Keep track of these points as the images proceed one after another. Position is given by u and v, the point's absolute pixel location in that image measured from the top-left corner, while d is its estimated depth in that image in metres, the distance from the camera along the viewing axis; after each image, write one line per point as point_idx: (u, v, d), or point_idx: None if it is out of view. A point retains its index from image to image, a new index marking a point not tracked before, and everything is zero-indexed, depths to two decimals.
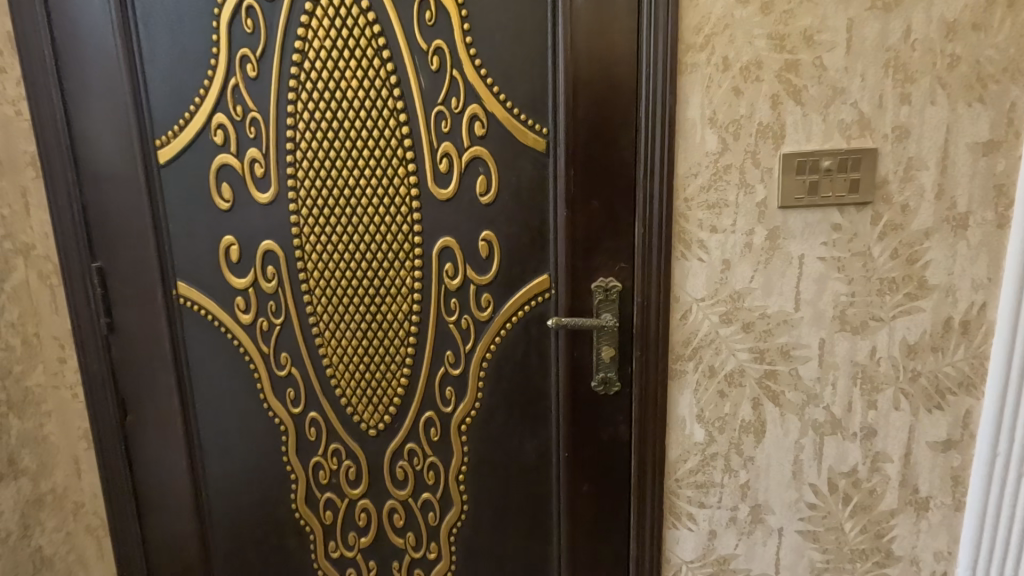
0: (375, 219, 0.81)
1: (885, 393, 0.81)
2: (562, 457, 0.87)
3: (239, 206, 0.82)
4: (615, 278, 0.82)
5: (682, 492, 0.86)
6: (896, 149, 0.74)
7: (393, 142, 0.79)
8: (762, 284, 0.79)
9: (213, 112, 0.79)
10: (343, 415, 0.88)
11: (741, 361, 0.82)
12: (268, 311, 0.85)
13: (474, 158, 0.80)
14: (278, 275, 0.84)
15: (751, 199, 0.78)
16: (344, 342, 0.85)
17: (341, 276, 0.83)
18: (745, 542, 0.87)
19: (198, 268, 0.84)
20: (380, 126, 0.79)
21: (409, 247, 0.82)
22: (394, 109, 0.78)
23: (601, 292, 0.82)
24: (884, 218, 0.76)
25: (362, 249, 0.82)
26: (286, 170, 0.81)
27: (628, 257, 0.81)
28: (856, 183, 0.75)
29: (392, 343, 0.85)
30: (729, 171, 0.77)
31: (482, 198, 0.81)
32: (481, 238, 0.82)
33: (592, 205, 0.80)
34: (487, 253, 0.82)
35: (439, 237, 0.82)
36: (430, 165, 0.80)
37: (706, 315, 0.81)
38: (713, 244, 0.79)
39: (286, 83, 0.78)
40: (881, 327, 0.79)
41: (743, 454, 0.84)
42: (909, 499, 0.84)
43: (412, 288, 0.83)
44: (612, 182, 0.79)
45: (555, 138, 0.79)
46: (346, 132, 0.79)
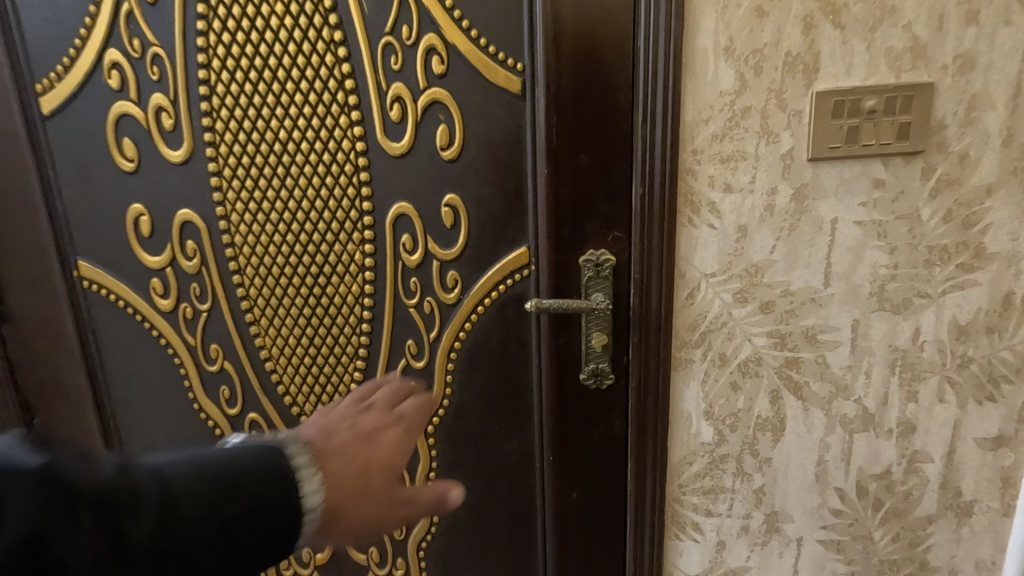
0: (314, 182, 0.66)
1: (927, 382, 0.68)
2: (547, 462, 0.74)
3: (147, 167, 0.67)
4: (608, 250, 0.68)
5: (687, 499, 0.74)
6: (956, 84, 0.60)
7: (332, 83, 0.64)
8: (786, 255, 0.66)
9: (105, 48, 0.64)
10: (288, 416, 0.74)
11: (758, 348, 0.68)
12: (191, 294, 0.71)
13: (433, 102, 0.64)
14: (200, 252, 0.69)
15: (774, 150, 0.63)
16: (284, 331, 0.71)
17: (275, 253, 0.69)
18: (759, 554, 0.76)
19: (105, 243, 0.70)
20: (314, 62, 0.63)
21: (357, 215, 0.67)
22: (331, 41, 0.63)
23: (592, 268, 0.68)
24: (938, 172, 0.62)
25: (300, 219, 0.67)
26: (199, 121, 0.65)
27: (623, 223, 0.67)
28: (906, 128, 0.61)
29: (342, 331, 0.71)
30: (748, 115, 0.62)
31: (444, 153, 0.66)
32: (444, 203, 0.67)
33: (579, 161, 0.65)
34: (451, 221, 0.68)
35: (393, 202, 0.67)
36: (379, 113, 0.64)
37: (718, 293, 0.67)
38: (726, 207, 0.65)
39: (193, 9, 0.62)
40: (928, 306, 0.66)
41: (758, 456, 0.72)
42: (949, 503, 0.72)
43: (363, 265, 0.69)
44: (604, 131, 0.64)
45: (533, 76, 0.63)
46: (272, 72, 0.63)
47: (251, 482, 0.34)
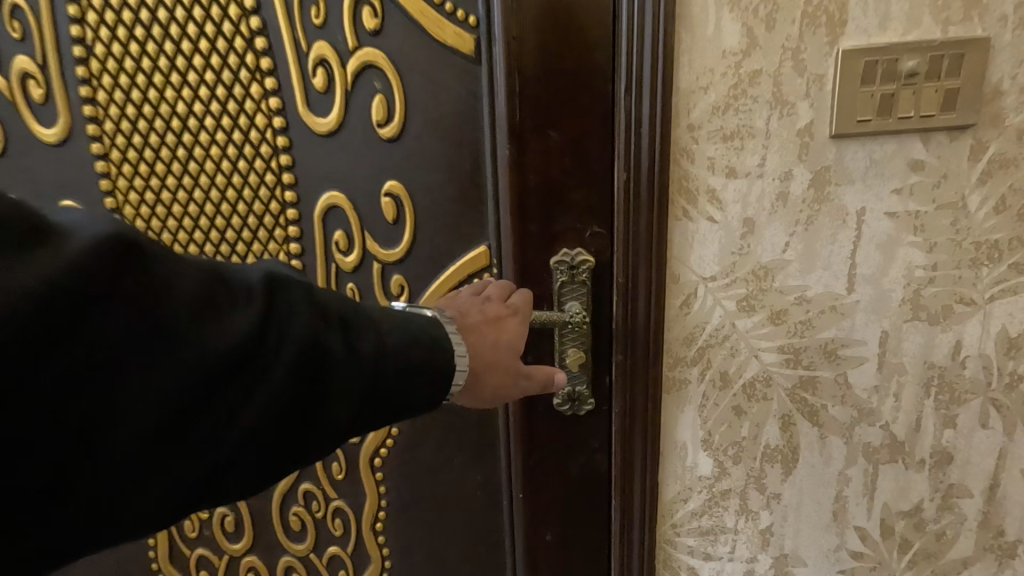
0: (226, 165, 0.57)
1: (968, 405, 0.57)
2: (517, 499, 0.62)
3: (39, 145, 0.58)
4: (585, 249, 0.56)
5: (681, 541, 0.63)
6: (1018, 40, 0.48)
7: (242, 45, 0.53)
8: (802, 254, 0.54)
9: None
10: None
11: (766, 365, 0.57)
12: None
13: (365, 66, 0.53)
14: None
15: (790, 124, 0.51)
16: None
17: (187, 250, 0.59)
18: None
19: None
20: (219, 20, 0.53)
21: (276, 206, 0.58)
22: None
23: (566, 271, 0.56)
24: (990, 151, 0.50)
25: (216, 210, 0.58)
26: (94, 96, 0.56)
27: (603, 216, 0.55)
28: (953, 96, 0.49)
29: None
30: (756, 81, 0.50)
31: (382, 131, 0.54)
32: (384, 192, 0.56)
33: (548, 139, 0.53)
34: (393, 215, 0.57)
35: (322, 190, 0.57)
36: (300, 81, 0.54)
37: (718, 300, 0.55)
38: (729, 196, 0.53)
39: None
40: (972, 315, 0.54)
41: (765, 491, 0.61)
42: (990, 545, 0.61)
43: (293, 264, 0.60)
44: (577, 102, 0.52)
45: (487, 33, 0.51)
46: (172, 32, 0.53)
47: (423, 336, 0.41)
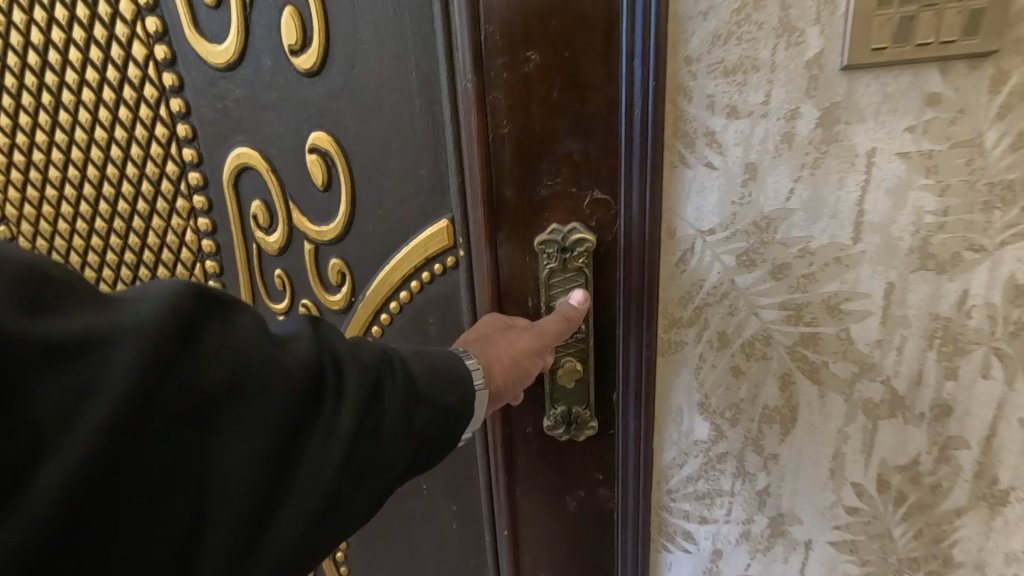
0: (142, 120, 0.74)
1: (970, 355, 0.55)
2: (503, 535, 0.67)
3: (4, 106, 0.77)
4: (578, 224, 0.53)
5: (676, 505, 0.61)
6: None
7: (138, 14, 0.69)
8: (807, 202, 0.49)
9: None
10: None
11: (766, 323, 0.53)
12: (57, 221, 0.82)
13: None
14: (59, 184, 0.80)
15: (797, 54, 0.45)
16: (133, 259, 0.81)
17: (129, 203, 0.78)
18: (761, 560, 0.64)
19: None
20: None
21: (182, 151, 0.74)
22: None
23: (557, 257, 0.54)
24: (1013, 81, 0.46)
25: (136, 160, 0.76)
26: (44, 71, 0.74)
27: (600, 175, 0.51)
28: (977, 18, 0.43)
29: (185, 263, 0.81)
30: (762, 4, 0.44)
31: (303, 58, 0.61)
32: (309, 150, 0.66)
33: (527, 64, 0.49)
34: (324, 182, 0.67)
35: (238, 144, 0.71)
36: (197, 21, 0.66)
37: (716, 255, 0.51)
38: (730, 138, 0.48)
39: None
40: (981, 262, 0.51)
41: (763, 452, 0.58)
42: (983, 494, 0.61)
43: (200, 211, 0.77)
44: (559, 14, 0.47)
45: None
46: (89, 13, 0.70)
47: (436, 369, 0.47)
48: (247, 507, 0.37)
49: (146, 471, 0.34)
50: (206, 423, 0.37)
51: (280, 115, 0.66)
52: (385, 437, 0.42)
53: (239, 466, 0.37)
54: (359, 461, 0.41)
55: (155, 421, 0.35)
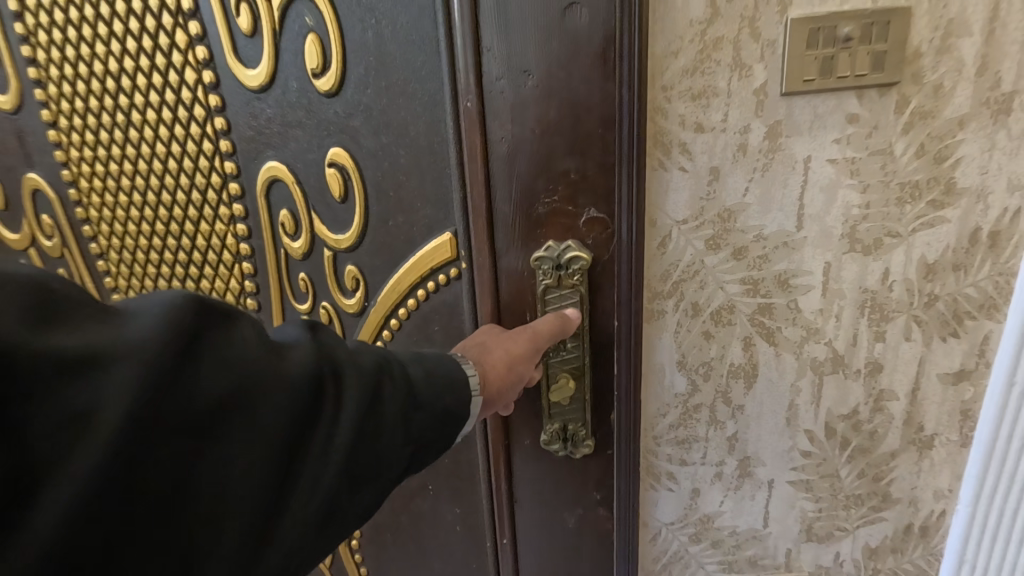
0: (189, 138, 0.82)
1: (895, 321, 0.68)
2: (504, 543, 0.81)
3: (77, 126, 0.89)
4: (570, 244, 0.66)
5: (661, 450, 0.74)
6: (934, 8, 0.57)
7: (186, 42, 0.76)
8: (759, 198, 0.63)
9: (34, 30, 0.85)
10: None
11: (730, 295, 0.67)
12: (119, 228, 0.94)
13: (288, 17, 0.70)
14: (120, 194, 0.91)
15: (747, 84, 0.59)
16: (184, 261, 0.92)
17: (180, 210, 0.88)
18: (732, 498, 0.76)
19: (53, 182, 0.95)
20: (172, 28, 0.76)
21: (223, 166, 0.82)
22: (179, 8, 0.75)
23: (553, 272, 0.67)
24: (912, 104, 0.60)
25: (185, 174, 0.85)
26: (110, 91, 0.84)
27: (596, 193, 0.64)
28: (882, 58, 0.58)
29: (226, 267, 0.89)
30: (720, 46, 0.58)
31: (322, 80, 0.70)
32: (328, 165, 0.75)
33: (526, 84, 0.61)
34: (342, 196, 0.76)
35: (268, 159, 0.79)
36: (230, 45, 0.74)
37: (689, 240, 0.65)
38: (697, 148, 0.61)
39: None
40: (898, 246, 0.65)
41: (731, 403, 0.72)
42: (912, 438, 0.74)
43: (239, 219, 0.85)
44: (552, 44, 0.59)
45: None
46: (144, 42, 0.78)
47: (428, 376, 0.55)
48: (261, 501, 0.44)
49: (164, 473, 0.41)
50: (215, 430, 0.43)
51: (307, 128, 0.75)
52: (381, 437, 0.50)
53: (246, 472, 0.44)
54: (360, 465, 0.49)
55: (164, 435, 0.41)
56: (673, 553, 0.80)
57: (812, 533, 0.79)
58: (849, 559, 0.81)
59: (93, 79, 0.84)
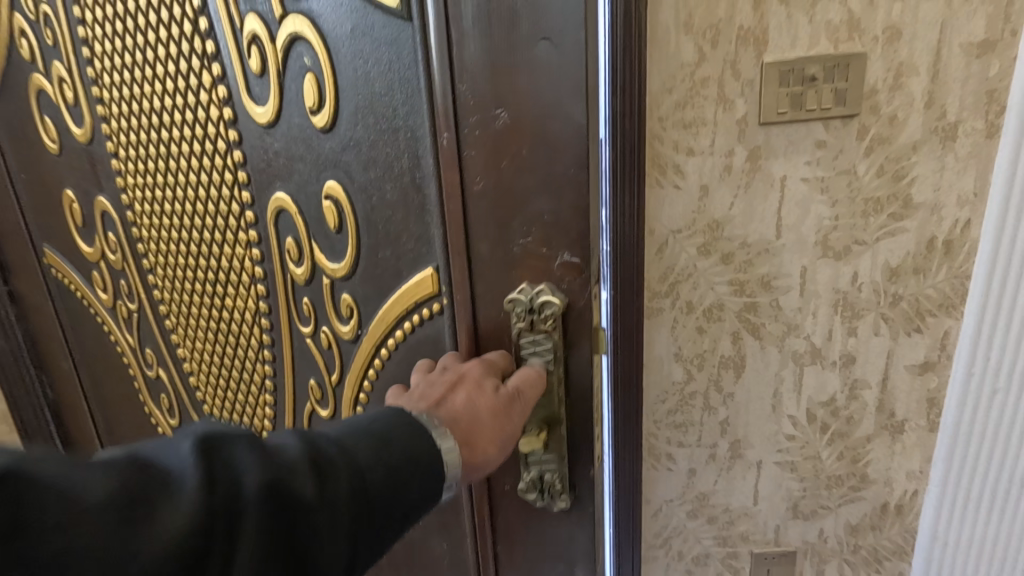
0: (211, 170, 0.82)
1: (865, 318, 0.78)
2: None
3: (121, 152, 0.92)
4: (544, 285, 0.61)
5: (661, 432, 0.84)
6: (886, 52, 0.67)
7: (207, 78, 0.75)
8: (742, 211, 0.74)
9: (85, 64, 0.88)
10: (225, 359, 0.98)
11: (720, 295, 0.77)
12: (157, 255, 0.97)
13: (290, 55, 0.67)
14: (158, 222, 0.93)
15: (730, 115, 0.70)
16: (211, 288, 0.92)
17: (208, 239, 0.88)
18: (725, 478, 0.86)
19: (109, 206, 0.99)
20: (194, 63, 0.75)
21: (241, 198, 0.81)
22: (201, 43, 0.73)
23: (525, 316, 0.62)
24: (871, 132, 0.70)
25: (210, 205, 0.85)
26: (148, 120, 0.85)
27: (569, 237, 0.59)
28: (843, 94, 0.68)
29: (244, 295, 0.89)
30: (706, 85, 0.69)
31: (317, 118, 0.68)
32: (325, 197, 0.72)
33: (496, 120, 0.56)
34: (336, 226, 0.73)
35: (272, 192, 0.77)
36: (243, 82, 0.72)
37: (683, 247, 0.75)
38: (689, 168, 0.72)
39: (121, 30, 0.81)
40: (865, 252, 0.75)
41: (722, 391, 0.81)
42: (885, 424, 0.83)
43: (255, 249, 0.84)
44: (518, 80, 0.53)
45: (423, 21, 0.55)
46: (172, 76, 0.78)
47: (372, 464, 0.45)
48: None
49: None
50: None
51: (309, 165, 0.72)
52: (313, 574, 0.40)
53: None
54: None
55: None
56: (673, 528, 0.89)
57: (798, 511, 0.88)
58: (833, 536, 0.89)
59: (133, 108, 0.86)
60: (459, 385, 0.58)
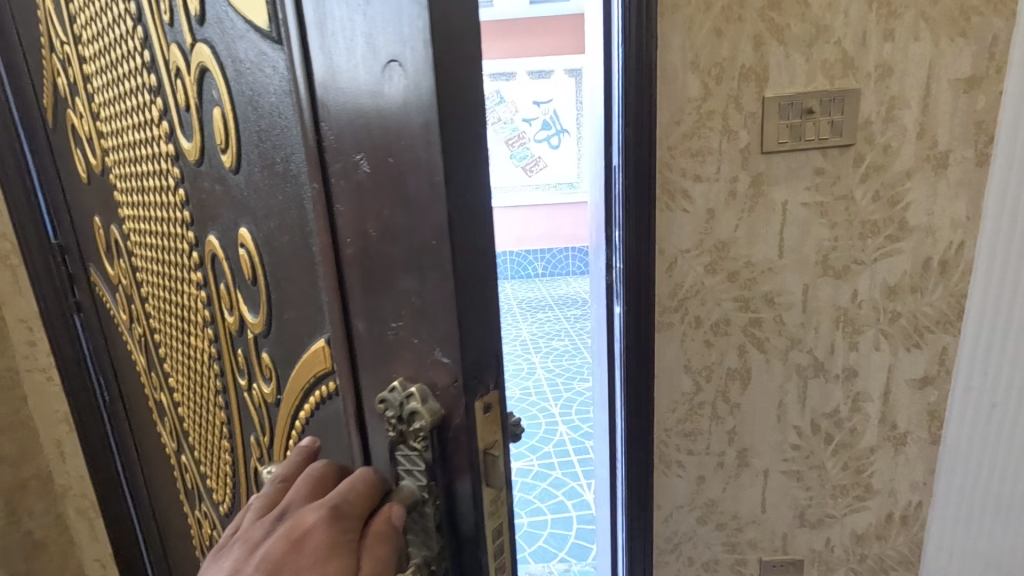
0: (159, 218, 0.54)
1: (866, 334, 0.83)
2: None
3: (92, 180, 0.68)
4: (424, 373, 0.27)
5: (671, 441, 0.88)
6: (878, 88, 0.73)
7: (143, 89, 0.48)
8: (747, 232, 0.79)
9: (53, 70, 0.67)
10: (199, 472, 0.69)
11: (726, 311, 0.82)
12: (133, 321, 0.71)
13: (201, 67, 0.39)
14: (127, 279, 0.68)
15: (734, 145, 0.76)
16: (178, 374, 0.64)
17: (171, 313, 0.59)
18: (733, 485, 0.90)
19: (90, 246, 0.77)
20: (130, 66, 0.49)
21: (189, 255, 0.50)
22: (133, 32, 0.46)
23: (398, 427, 0.28)
24: (867, 160, 0.76)
25: (164, 269, 0.57)
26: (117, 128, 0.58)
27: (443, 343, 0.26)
28: (840, 125, 0.74)
29: (204, 393, 0.58)
30: (712, 117, 0.75)
31: (225, 160, 0.40)
32: (239, 242, 0.42)
33: (357, 169, 0.27)
34: (251, 273, 0.42)
35: (206, 235, 0.46)
36: (171, 100, 0.44)
37: (692, 265, 0.81)
38: (697, 194, 0.78)
39: (75, 22, 0.57)
40: (864, 271, 0.80)
41: (729, 401, 0.86)
42: (887, 435, 0.87)
43: (209, 330, 0.52)
44: (375, 113, 0.25)
45: (286, 31, 0.29)
46: (117, 85, 0.53)
47: None
48: None
49: None
50: None
51: (225, 211, 0.42)
52: None
53: None
54: None
55: None
56: (684, 534, 0.92)
57: (804, 519, 0.91)
58: (839, 544, 0.92)
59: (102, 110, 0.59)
60: (289, 561, 0.28)
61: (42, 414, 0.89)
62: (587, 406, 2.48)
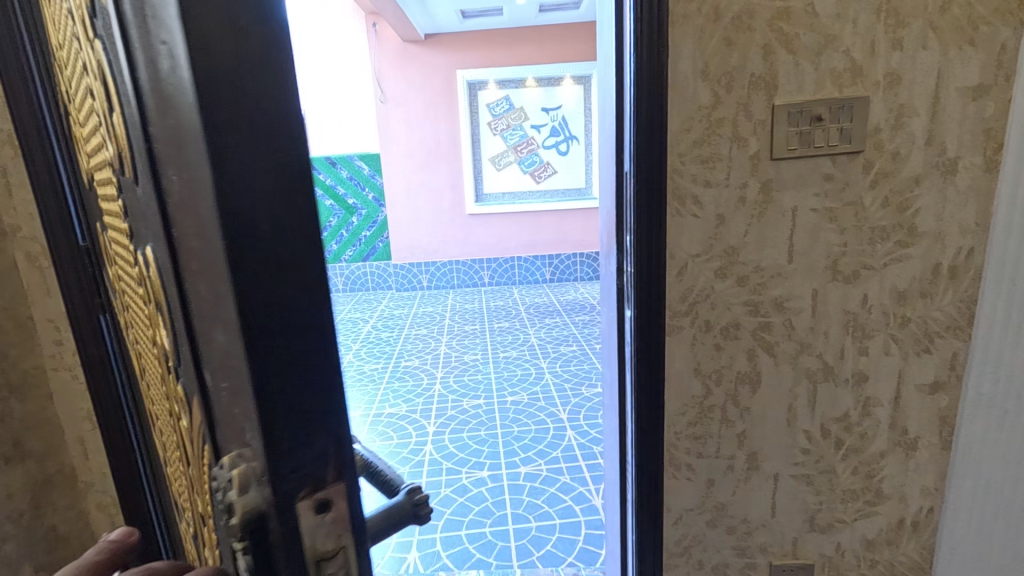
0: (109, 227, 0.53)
1: (875, 339, 0.83)
2: None
3: (88, 188, 0.70)
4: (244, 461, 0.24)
5: (681, 444, 0.88)
6: (887, 96, 0.74)
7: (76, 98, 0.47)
8: (756, 238, 0.80)
9: (57, 82, 0.69)
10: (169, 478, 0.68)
11: (736, 315, 0.83)
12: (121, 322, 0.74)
13: (85, 68, 0.36)
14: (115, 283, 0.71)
15: (744, 151, 0.77)
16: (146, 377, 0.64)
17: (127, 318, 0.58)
18: (742, 489, 0.90)
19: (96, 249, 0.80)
20: (69, 76, 0.48)
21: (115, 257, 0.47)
22: (62, 41, 0.45)
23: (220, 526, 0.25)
24: (876, 166, 0.77)
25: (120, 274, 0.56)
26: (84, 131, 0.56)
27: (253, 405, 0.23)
28: (848, 133, 0.75)
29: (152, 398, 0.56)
30: (722, 125, 0.76)
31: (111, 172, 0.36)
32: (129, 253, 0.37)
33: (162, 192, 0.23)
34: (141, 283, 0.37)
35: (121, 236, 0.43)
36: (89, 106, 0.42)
37: (702, 270, 0.82)
38: (706, 200, 0.79)
39: (51, 38, 0.59)
40: (873, 276, 0.81)
41: (739, 405, 0.87)
42: (897, 440, 0.87)
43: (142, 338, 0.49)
44: (169, 118, 0.21)
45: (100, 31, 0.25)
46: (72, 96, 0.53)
47: None
48: None
49: None
50: None
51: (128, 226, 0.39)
52: None
53: None
54: None
55: None
56: (693, 537, 0.92)
57: (814, 523, 0.91)
58: (849, 549, 0.93)
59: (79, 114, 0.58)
60: None
61: (67, 410, 0.92)
62: (595, 411, 2.48)
